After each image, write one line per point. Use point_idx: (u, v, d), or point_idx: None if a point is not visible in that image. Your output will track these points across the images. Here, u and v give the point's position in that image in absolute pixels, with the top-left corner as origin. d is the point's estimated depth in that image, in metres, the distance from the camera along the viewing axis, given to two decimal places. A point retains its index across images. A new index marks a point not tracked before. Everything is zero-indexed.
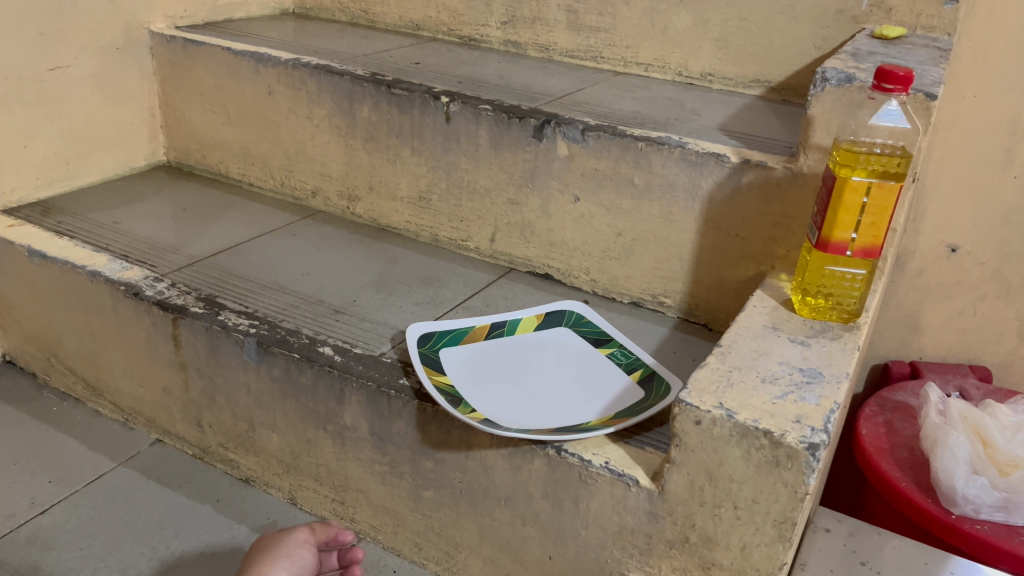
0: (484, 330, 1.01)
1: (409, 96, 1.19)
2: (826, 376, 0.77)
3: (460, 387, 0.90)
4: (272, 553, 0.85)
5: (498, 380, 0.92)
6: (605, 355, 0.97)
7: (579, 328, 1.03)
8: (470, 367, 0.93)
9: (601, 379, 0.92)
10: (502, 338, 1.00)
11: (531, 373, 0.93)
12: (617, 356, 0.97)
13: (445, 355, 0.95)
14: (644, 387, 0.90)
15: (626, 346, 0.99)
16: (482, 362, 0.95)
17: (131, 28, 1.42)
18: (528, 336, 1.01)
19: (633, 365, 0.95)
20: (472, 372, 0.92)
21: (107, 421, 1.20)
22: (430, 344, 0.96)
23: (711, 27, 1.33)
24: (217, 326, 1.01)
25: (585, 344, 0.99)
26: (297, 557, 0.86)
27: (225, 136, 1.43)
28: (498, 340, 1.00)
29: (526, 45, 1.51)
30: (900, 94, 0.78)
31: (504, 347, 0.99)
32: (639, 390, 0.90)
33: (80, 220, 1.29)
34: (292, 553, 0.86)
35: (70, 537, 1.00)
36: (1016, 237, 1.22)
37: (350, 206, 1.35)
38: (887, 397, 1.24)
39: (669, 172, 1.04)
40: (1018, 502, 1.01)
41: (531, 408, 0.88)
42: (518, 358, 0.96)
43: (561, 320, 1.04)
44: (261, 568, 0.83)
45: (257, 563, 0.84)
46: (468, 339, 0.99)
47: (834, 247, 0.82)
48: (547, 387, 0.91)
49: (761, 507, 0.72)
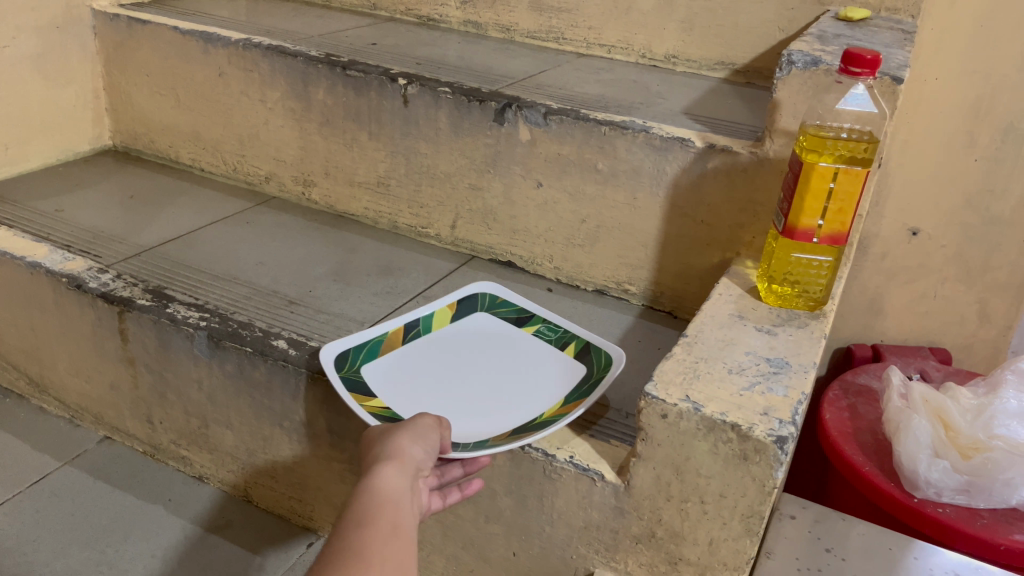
0: (397, 333, 0.93)
1: (366, 78, 1.15)
2: (794, 366, 0.75)
3: (401, 409, 0.83)
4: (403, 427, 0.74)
5: (434, 392, 0.86)
6: (532, 336, 0.95)
7: (498, 313, 0.99)
8: (401, 384, 0.86)
9: (537, 368, 0.89)
10: (421, 338, 0.94)
11: (462, 377, 0.88)
12: (545, 333, 0.94)
13: (369, 372, 0.87)
14: (583, 362, 0.88)
15: (554, 320, 0.96)
16: (412, 375, 0.88)
17: (71, 6, 1.35)
18: (450, 331, 0.96)
19: (563, 339, 0.92)
20: (402, 387, 0.86)
21: (52, 418, 1.15)
22: (348, 361, 0.88)
23: (675, 7, 1.30)
24: (166, 319, 0.97)
25: (510, 329, 0.96)
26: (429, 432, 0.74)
27: (174, 120, 1.37)
28: (417, 340, 0.94)
29: (486, 25, 1.48)
30: (868, 78, 0.76)
31: (428, 352, 0.92)
32: (578, 366, 0.88)
33: (19, 209, 1.24)
34: (424, 429, 0.74)
35: (13, 542, 0.95)
36: (976, 220, 1.22)
37: (306, 192, 1.30)
38: (850, 380, 1.23)
39: (634, 156, 1.01)
40: (979, 486, 0.99)
41: (480, 418, 0.83)
42: (443, 361, 0.91)
43: (480, 305, 0.99)
44: (397, 441, 0.71)
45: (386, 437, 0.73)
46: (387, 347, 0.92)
47: (801, 234, 0.80)
48: (486, 388, 0.87)
49: (729, 501, 0.70)
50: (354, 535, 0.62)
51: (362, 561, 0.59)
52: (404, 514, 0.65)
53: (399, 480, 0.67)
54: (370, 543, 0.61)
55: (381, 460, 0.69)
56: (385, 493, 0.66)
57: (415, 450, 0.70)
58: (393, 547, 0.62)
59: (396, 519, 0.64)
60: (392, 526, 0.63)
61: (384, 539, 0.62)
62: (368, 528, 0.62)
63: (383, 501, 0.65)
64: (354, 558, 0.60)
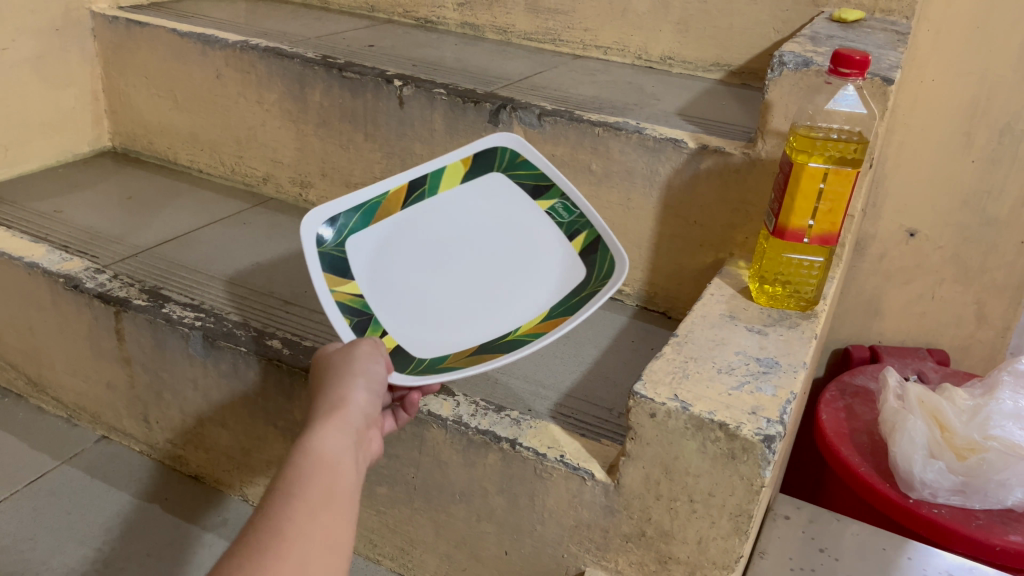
0: (400, 194, 0.85)
1: (362, 80, 1.15)
2: (783, 366, 0.75)
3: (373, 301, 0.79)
4: (347, 370, 0.69)
5: (419, 275, 0.83)
6: (543, 213, 0.87)
7: (517, 173, 0.89)
8: (383, 263, 0.82)
9: (534, 265, 0.84)
10: (424, 201, 0.87)
11: (453, 261, 0.84)
12: (560, 214, 0.86)
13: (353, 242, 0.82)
14: (586, 263, 0.82)
15: (570, 196, 0.87)
16: (397, 252, 0.83)
17: (71, 8, 1.36)
18: (457, 198, 0.88)
19: (574, 227, 0.85)
20: (389, 262, 0.83)
21: (50, 418, 1.16)
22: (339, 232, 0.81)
23: (671, 9, 1.31)
24: (162, 319, 0.98)
25: (523, 201, 0.88)
26: (374, 374, 0.69)
27: (173, 122, 1.38)
28: (418, 204, 0.87)
29: (483, 27, 1.48)
30: (858, 79, 0.76)
31: (424, 221, 0.86)
32: (580, 272, 0.82)
33: (19, 210, 1.24)
34: (369, 373, 0.69)
35: (10, 540, 0.96)
36: (973, 221, 1.22)
37: (303, 193, 1.31)
38: (847, 380, 1.21)
39: (627, 157, 1.02)
40: (974, 486, 0.98)
41: (457, 323, 0.79)
42: (438, 238, 0.86)
43: (495, 162, 0.90)
44: (337, 390, 0.67)
45: (329, 384, 0.68)
46: (381, 213, 0.85)
47: (791, 235, 0.80)
48: (473, 280, 0.83)
49: (717, 500, 0.71)
50: (279, 513, 0.57)
51: (281, 545, 0.54)
52: (342, 476, 0.61)
53: (336, 442, 0.63)
54: (296, 522, 0.56)
55: (321, 416, 0.65)
56: (319, 459, 0.61)
57: (356, 395, 0.67)
58: (319, 525, 0.57)
59: (333, 485, 0.60)
60: (327, 493, 0.59)
61: (312, 515, 0.57)
62: (297, 503, 0.57)
63: (319, 462, 0.61)
64: (274, 542, 0.54)
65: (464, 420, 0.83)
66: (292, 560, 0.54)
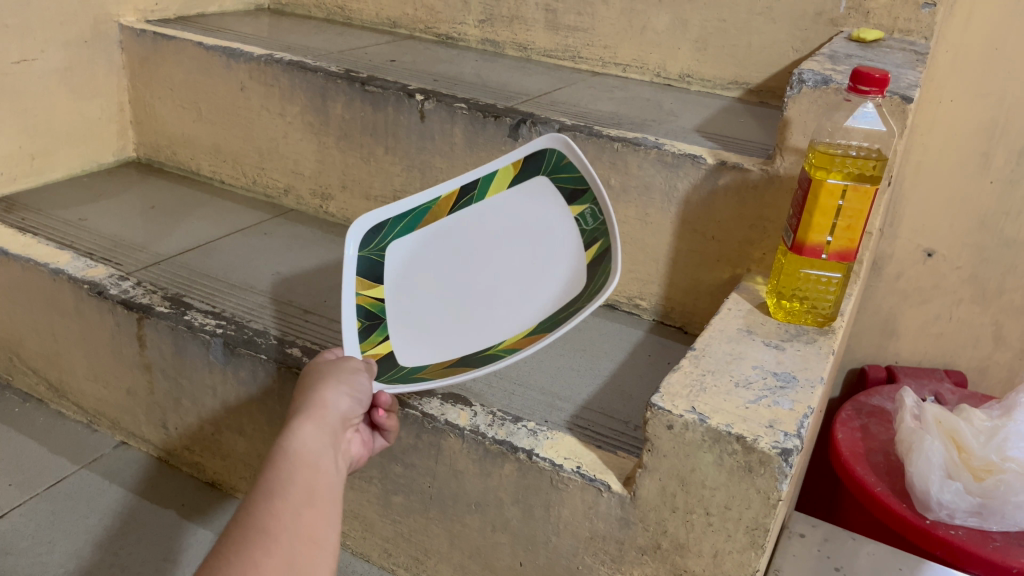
0: (448, 202, 0.93)
1: (384, 94, 1.17)
2: (801, 381, 0.75)
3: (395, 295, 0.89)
4: (327, 380, 0.72)
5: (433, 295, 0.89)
6: (572, 222, 0.91)
7: (559, 178, 0.93)
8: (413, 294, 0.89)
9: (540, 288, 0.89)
10: (472, 208, 0.93)
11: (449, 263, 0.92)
12: (586, 220, 0.91)
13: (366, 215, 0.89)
14: (587, 273, 0.87)
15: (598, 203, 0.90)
16: (432, 260, 0.92)
17: (99, 20, 1.38)
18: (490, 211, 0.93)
19: (593, 235, 0.90)
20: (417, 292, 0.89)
21: (70, 423, 1.17)
22: (377, 239, 0.90)
23: (690, 27, 1.32)
24: (183, 326, 0.99)
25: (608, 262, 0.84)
26: (360, 386, 0.73)
27: (197, 133, 1.40)
28: (466, 210, 0.93)
29: (504, 43, 1.50)
30: (877, 97, 0.77)
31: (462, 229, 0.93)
32: (581, 282, 0.87)
33: (45, 217, 1.27)
34: (351, 381, 0.72)
35: (28, 542, 0.97)
36: (991, 242, 1.22)
37: (323, 205, 1.33)
38: (863, 401, 1.20)
39: (646, 173, 1.03)
40: (992, 508, 0.96)
41: (471, 331, 0.86)
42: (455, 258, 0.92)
43: (544, 164, 0.94)
44: (320, 393, 0.69)
45: (309, 391, 0.70)
46: (428, 220, 0.92)
47: (809, 251, 0.80)
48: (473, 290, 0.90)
49: (733, 513, 0.71)
50: (261, 508, 0.57)
51: (263, 538, 0.55)
52: (323, 472, 0.62)
53: (315, 441, 0.64)
54: (277, 518, 0.57)
55: (299, 418, 0.66)
56: (301, 455, 0.62)
57: (339, 401, 0.70)
58: (303, 520, 0.58)
59: (314, 480, 0.61)
60: (309, 487, 0.60)
61: (294, 512, 0.58)
62: (278, 500, 0.58)
63: (301, 459, 0.62)
64: (256, 535, 0.55)
65: (481, 430, 0.83)
66: (277, 554, 0.55)
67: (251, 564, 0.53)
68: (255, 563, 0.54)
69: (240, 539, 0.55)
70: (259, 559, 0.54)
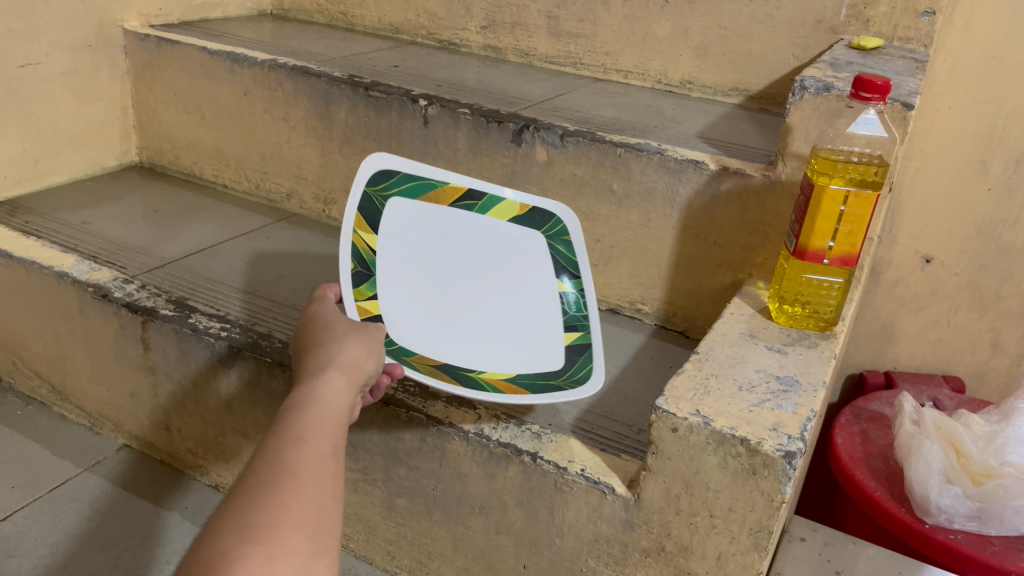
0: (455, 192, 0.96)
1: (387, 99, 1.17)
2: (803, 385, 0.76)
3: (383, 265, 0.91)
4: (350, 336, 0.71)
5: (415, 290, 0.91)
6: (558, 295, 0.93)
7: (557, 246, 0.96)
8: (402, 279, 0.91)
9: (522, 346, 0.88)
10: (470, 214, 0.96)
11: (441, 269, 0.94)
12: (570, 304, 0.92)
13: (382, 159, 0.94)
14: (566, 359, 0.86)
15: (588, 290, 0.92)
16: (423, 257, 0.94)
17: (103, 25, 1.39)
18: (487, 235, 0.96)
19: (577, 321, 0.90)
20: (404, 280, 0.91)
21: (73, 426, 1.18)
22: (382, 188, 0.94)
23: (691, 34, 1.33)
24: (188, 328, 0.99)
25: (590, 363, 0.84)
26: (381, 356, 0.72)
27: (200, 137, 1.41)
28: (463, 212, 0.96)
29: (506, 49, 1.51)
30: (878, 103, 0.77)
31: (458, 229, 0.96)
32: (560, 363, 0.85)
33: (48, 220, 1.27)
34: (376, 350, 0.71)
35: (32, 545, 0.97)
36: (989, 249, 1.23)
37: (326, 209, 1.33)
38: (862, 406, 1.20)
39: (648, 178, 1.03)
40: (991, 512, 0.97)
41: (450, 336, 0.88)
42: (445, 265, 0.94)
43: (542, 224, 0.96)
44: (348, 354, 0.68)
45: (335, 347, 0.69)
46: (429, 197, 0.96)
47: (811, 256, 0.81)
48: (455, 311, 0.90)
49: (737, 516, 0.71)
50: (292, 452, 0.56)
51: (294, 480, 0.54)
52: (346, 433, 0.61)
53: (340, 396, 0.63)
54: (307, 464, 0.55)
55: (328, 373, 0.65)
56: (329, 410, 0.61)
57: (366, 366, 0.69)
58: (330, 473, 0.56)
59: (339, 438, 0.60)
60: (336, 443, 0.59)
61: (324, 461, 0.57)
62: (308, 448, 0.57)
63: (329, 415, 0.61)
64: (286, 478, 0.54)
65: (486, 432, 0.84)
66: (308, 498, 0.53)
67: (281, 509, 0.52)
68: (285, 507, 0.52)
69: (269, 482, 0.53)
70: (289, 504, 0.52)
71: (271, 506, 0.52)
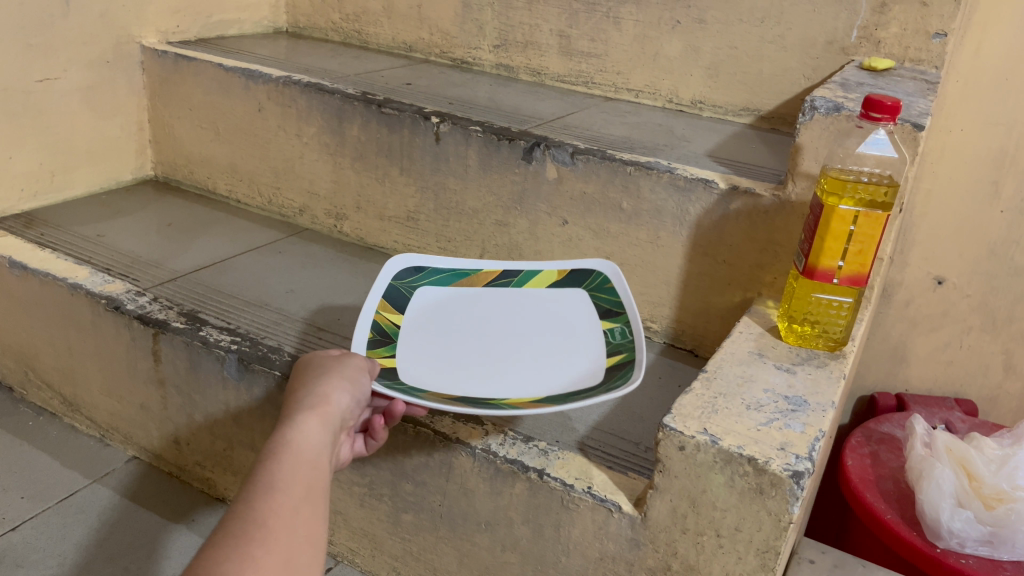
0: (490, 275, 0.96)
1: (399, 116, 1.19)
2: (812, 404, 0.76)
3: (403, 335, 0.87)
4: (326, 374, 0.72)
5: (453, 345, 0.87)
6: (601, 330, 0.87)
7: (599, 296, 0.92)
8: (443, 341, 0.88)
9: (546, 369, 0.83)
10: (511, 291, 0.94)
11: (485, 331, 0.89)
12: (615, 335, 0.85)
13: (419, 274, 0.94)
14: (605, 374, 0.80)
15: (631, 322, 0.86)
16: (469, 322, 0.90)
17: (121, 42, 1.41)
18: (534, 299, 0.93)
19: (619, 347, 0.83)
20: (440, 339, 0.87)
21: (82, 437, 1.18)
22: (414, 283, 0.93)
23: (701, 54, 1.34)
24: (198, 341, 1.00)
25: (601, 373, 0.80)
26: (360, 385, 0.72)
27: (214, 152, 1.42)
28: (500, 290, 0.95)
29: (518, 68, 1.52)
30: (888, 124, 0.77)
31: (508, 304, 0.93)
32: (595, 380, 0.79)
33: (63, 234, 1.28)
34: (351, 379, 0.72)
35: (39, 555, 0.97)
36: (1002, 271, 1.22)
37: (337, 225, 1.34)
38: (873, 428, 1.19)
39: (658, 197, 1.04)
40: (1003, 537, 0.96)
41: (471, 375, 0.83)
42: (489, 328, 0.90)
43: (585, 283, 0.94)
44: (323, 389, 0.69)
45: (311, 386, 0.70)
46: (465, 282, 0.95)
47: (821, 275, 0.80)
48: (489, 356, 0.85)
49: (744, 535, 0.71)
50: (266, 500, 0.56)
51: (263, 531, 0.54)
52: (320, 474, 0.62)
53: (315, 442, 0.64)
54: (280, 512, 0.56)
55: (303, 416, 0.65)
56: (301, 454, 0.62)
57: (341, 398, 0.69)
58: (302, 519, 0.57)
59: (313, 482, 0.60)
60: (307, 488, 0.60)
61: (295, 506, 0.57)
62: (280, 495, 0.57)
63: (302, 461, 0.61)
64: (257, 527, 0.54)
65: (493, 449, 0.84)
66: (276, 549, 0.54)
67: (251, 559, 0.52)
68: (253, 555, 0.52)
69: (239, 531, 0.54)
70: (259, 555, 0.53)
71: (239, 555, 0.52)
